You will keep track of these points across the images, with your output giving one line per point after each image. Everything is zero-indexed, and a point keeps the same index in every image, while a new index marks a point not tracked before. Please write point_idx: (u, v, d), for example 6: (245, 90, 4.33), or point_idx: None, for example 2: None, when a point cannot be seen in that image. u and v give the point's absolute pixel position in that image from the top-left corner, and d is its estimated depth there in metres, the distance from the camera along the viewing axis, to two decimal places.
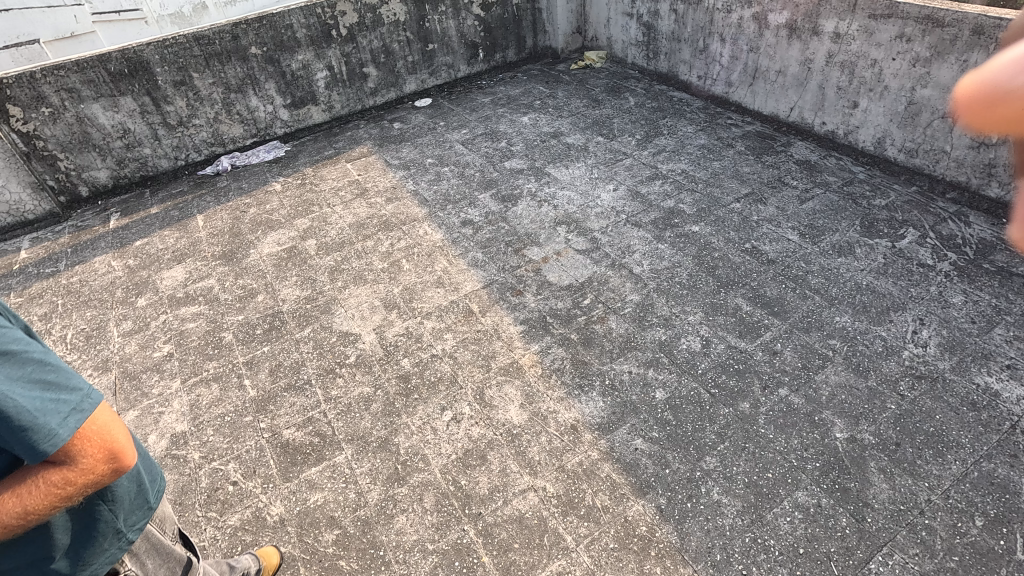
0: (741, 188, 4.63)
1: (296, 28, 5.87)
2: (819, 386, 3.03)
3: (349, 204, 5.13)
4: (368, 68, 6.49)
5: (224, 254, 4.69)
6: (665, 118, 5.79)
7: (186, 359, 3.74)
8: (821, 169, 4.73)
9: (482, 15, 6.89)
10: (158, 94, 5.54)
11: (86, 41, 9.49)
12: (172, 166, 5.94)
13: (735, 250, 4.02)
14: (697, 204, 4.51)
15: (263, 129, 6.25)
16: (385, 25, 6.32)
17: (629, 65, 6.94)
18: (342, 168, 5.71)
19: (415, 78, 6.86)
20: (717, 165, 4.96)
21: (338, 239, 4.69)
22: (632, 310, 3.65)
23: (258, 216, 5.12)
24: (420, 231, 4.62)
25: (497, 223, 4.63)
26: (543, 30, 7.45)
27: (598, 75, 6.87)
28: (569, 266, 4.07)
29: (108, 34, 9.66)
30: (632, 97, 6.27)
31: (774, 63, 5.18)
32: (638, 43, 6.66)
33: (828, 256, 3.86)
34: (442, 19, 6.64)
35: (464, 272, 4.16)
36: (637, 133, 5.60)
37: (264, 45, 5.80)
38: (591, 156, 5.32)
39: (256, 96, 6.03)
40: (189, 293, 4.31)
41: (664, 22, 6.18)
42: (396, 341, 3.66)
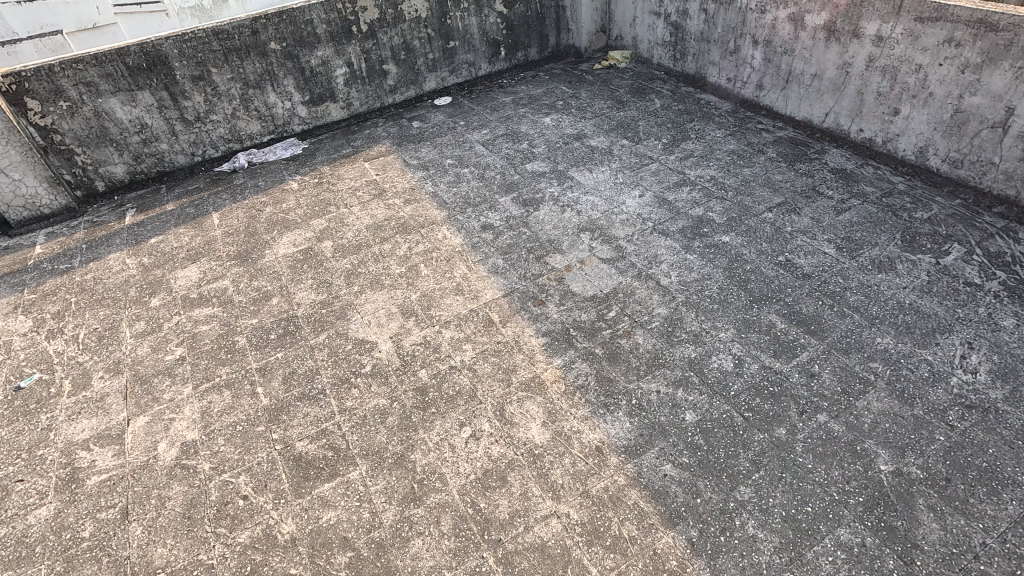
0: (773, 197, 4.44)
1: (317, 23, 5.76)
2: (861, 413, 2.85)
3: (366, 205, 5.01)
4: (388, 66, 6.37)
5: (239, 254, 4.60)
6: (692, 121, 5.60)
7: (198, 364, 3.64)
8: (858, 178, 4.53)
9: (505, 13, 6.74)
10: (176, 89, 5.46)
11: (109, 32, 9.50)
12: (189, 162, 5.87)
13: (768, 263, 3.84)
14: (727, 213, 4.33)
15: (281, 126, 6.15)
16: (406, 21, 6.19)
17: (655, 65, 6.75)
18: (360, 167, 5.60)
19: (435, 76, 6.73)
20: (747, 172, 4.77)
21: (355, 241, 4.57)
22: (659, 324, 3.50)
23: (274, 215, 5.02)
24: (439, 235, 4.50)
25: (518, 228, 4.48)
26: (567, 29, 7.28)
27: (622, 76, 6.69)
28: (593, 275, 3.92)
29: (130, 25, 9.66)
30: (658, 99, 6.09)
31: (809, 66, 4.97)
32: (664, 44, 6.47)
33: (867, 271, 3.66)
34: (464, 16, 6.51)
35: (484, 279, 4.02)
36: (664, 137, 5.42)
37: (284, 41, 5.70)
38: (616, 160, 5.16)
39: (275, 92, 5.93)
40: (202, 293, 4.22)
41: (693, 22, 5.99)
42: (413, 351, 3.53)
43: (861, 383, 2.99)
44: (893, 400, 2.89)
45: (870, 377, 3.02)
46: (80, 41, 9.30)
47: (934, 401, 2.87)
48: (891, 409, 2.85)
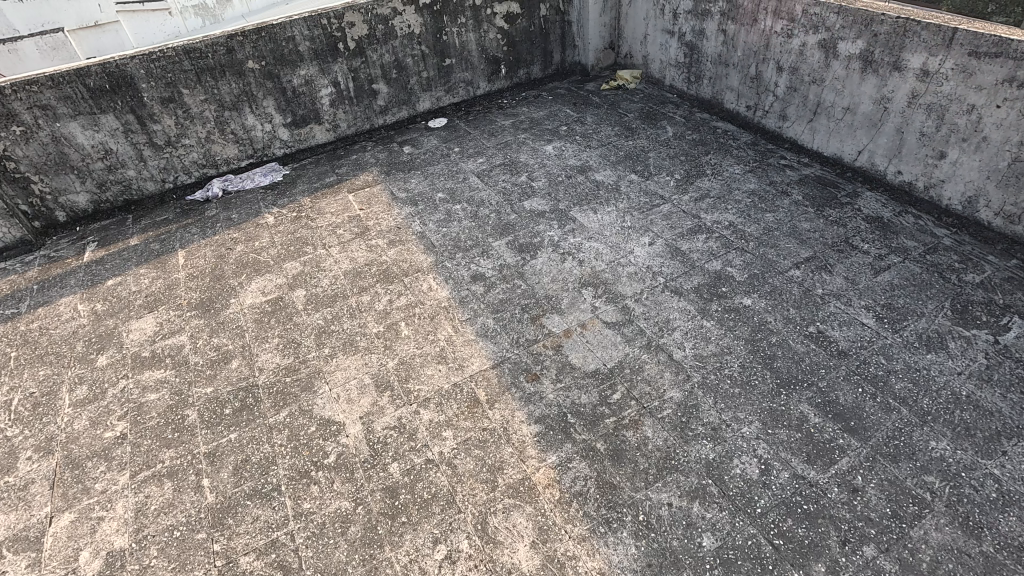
0: (800, 250, 3.94)
1: (299, 40, 5.29)
2: (917, 548, 2.35)
3: (346, 246, 4.54)
4: (377, 85, 5.90)
5: (201, 303, 4.13)
6: (708, 154, 5.10)
7: (140, 444, 3.17)
8: (896, 229, 4.02)
9: (506, 28, 6.25)
10: (143, 112, 4.99)
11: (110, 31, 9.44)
12: (159, 189, 5.40)
13: (798, 335, 3.34)
14: (749, 268, 3.84)
15: (260, 150, 5.69)
16: (397, 38, 5.72)
17: (667, 87, 6.25)
18: (343, 200, 5.12)
19: (429, 96, 6.25)
20: (771, 218, 4.27)
21: (331, 291, 4.10)
22: (671, 413, 3.00)
23: (244, 256, 4.55)
24: (424, 286, 4.02)
25: (513, 280, 3.99)
26: (573, 45, 6.78)
27: (631, 98, 6.19)
28: (596, 343, 3.43)
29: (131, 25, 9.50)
30: (670, 126, 5.58)
31: (841, 98, 4.46)
32: (678, 64, 5.97)
33: (914, 350, 3.16)
34: (461, 32, 6.02)
35: (471, 343, 3.54)
36: (676, 172, 4.92)
37: (263, 59, 5.23)
38: (624, 199, 4.66)
39: (253, 114, 5.46)
40: (155, 352, 3.75)
41: (710, 43, 5.48)
42: (384, 437, 3.05)
43: (915, 504, 2.49)
44: (956, 531, 2.39)
45: (925, 497, 2.51)
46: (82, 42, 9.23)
47: (1007, 533, 2.36)
48: (953, 544, 2.35)
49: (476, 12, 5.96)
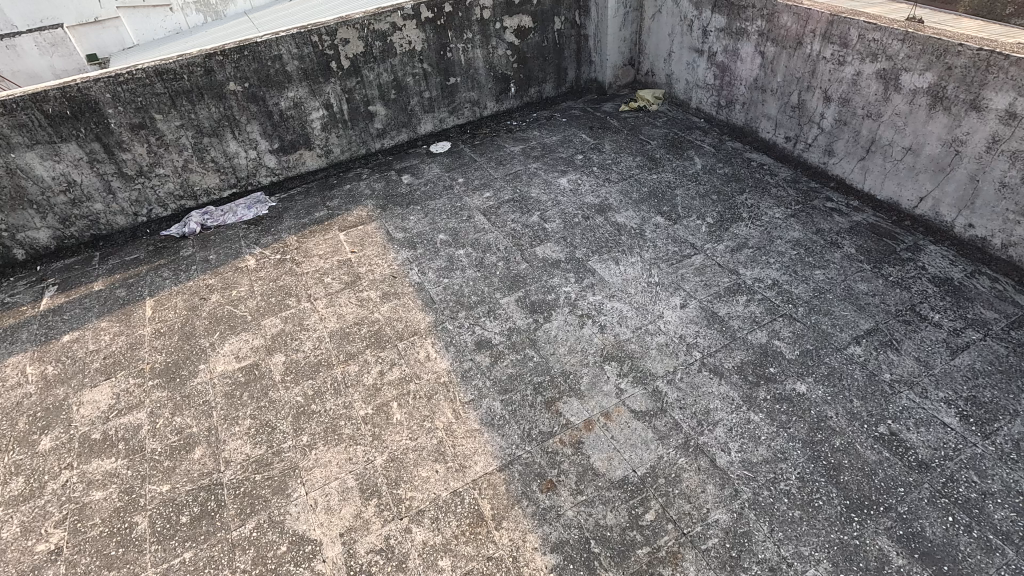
0: (859, 320, 3.37)
1: (286, 59, 4.76)
2: None
3: (334, 298, 4.01)
4: (375, 107, 5.35)
5: (166, 369, 3.60)
6: (743, 192, 4.54)
7: (76, 563, 2.64)
8: (970, 295, 3.45)
9: (517, 43, 5.69)
10: (111, 139, 4.46)
11: (110, 27, 9.95)
12: (130, 223, 4.87)
13: (867, 436, 2.78)
14: (799, 343, 3.28)
15: (244, 178, 5.15)
16: (396, 55, 5.17)
17: (693, 110, 5.68)
18: (334, 240, 4.58)
19: (432, 117, 5.70)
20: (821, 276, 3.71)
21: (314, 357, 3.57)
22: (719, 544, 2.45)
23: (219, 308, 4.02)
24: (420, 354, 3.49)
25: (523, 348, 3.45)
26: (589, 61, 6.22)
27: (654, 123, 5.62)
28: (622, 440, 2.89)
29: (131, 20, 10.06)
30: (699, 158, 5.02)
31: (901, 137, 3.89)
32: (706, 86, 5.41)
33: (1013, 466, 2.59)
34: (467, 48, 5.47)
35: (474, 434, 3.00)
36: (708, 215, 4.37)
37: (246, 80, 4.70)
38: (650, 247, 4.10)
39: (236, 141, 4.93)
40: (107, 434, 3.22)
41: (744, 66, 4.92)
42: (368, 564, 2.52)
43: None
44: None
45: None
46: (82, 36, 9.78)
47: None
48: None
49: (483, 27, 5.41)
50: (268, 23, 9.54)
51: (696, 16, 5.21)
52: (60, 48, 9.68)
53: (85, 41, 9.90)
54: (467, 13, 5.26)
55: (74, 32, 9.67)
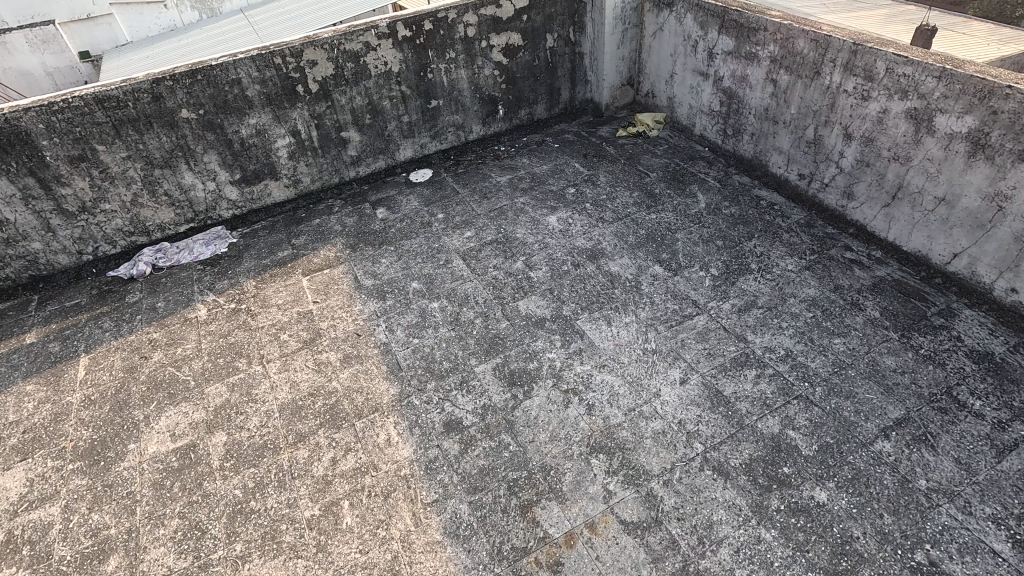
0: (887, 407, 2.91)
1: (247, 83, 4.30)
2: None
3: (289, 360, 3.56)
4: (347, 133, 4.89)
5: (91, 449, 3.14)
6: (751, 238, 4.08)
7: None
8: (1014, 376, 2.99)
9: (506, 63, 5.22)
10: (47, 174, 3.99)
11: (103, 24, 9.07)
12: (74, 263, 4.41)
13: (902, 568, 2.32)
14: (818, 435, 2.82)
15: (203, 212, 4.69)
16: (371, 77, 4.71)
17: (697, 137, 5.21)
18: (295, 287, 4.12)
19: (412, 143, 5.23)
20: (841, 347, 3.25)
21: (259, 438, 3.11)
22: None
23: (159, 371, 3.56)
24: (381, 439, 3.03)
25: (499, 433, 2.99)
26: (584, 80, 5.75)
27: (653, 152, 5.16)
28: (609, 563, 2.43)
29: (126, 17, 9.19)
30: (702, 195, 4.56)
31: (933, 185, 3.42)
32: (711, 113, 4.94)
33: None
34: (450, 68, 5.00)
35: (435, 548, 2.55)
36: (712, 265, 3.91)
37: (201, 107, 4.24)
38: (646, 305, 3.65)
39: (192, 172, 4.47)
40: (12, 536, 2.76)
41: (753, 94, 4.45)
42: None
43: None
44: None
45: None
46: (73, 33, 8.94)
47: None
48: None
49: (467, 45, 4.94)
50: (261, 23, 9.01)
51: (700, 36, 4.74)
52: (52, 45, 8.76)
53: (78, 39, 9.03)
54: (450, 31, 4.79)
55: (65, 30, 8.85)
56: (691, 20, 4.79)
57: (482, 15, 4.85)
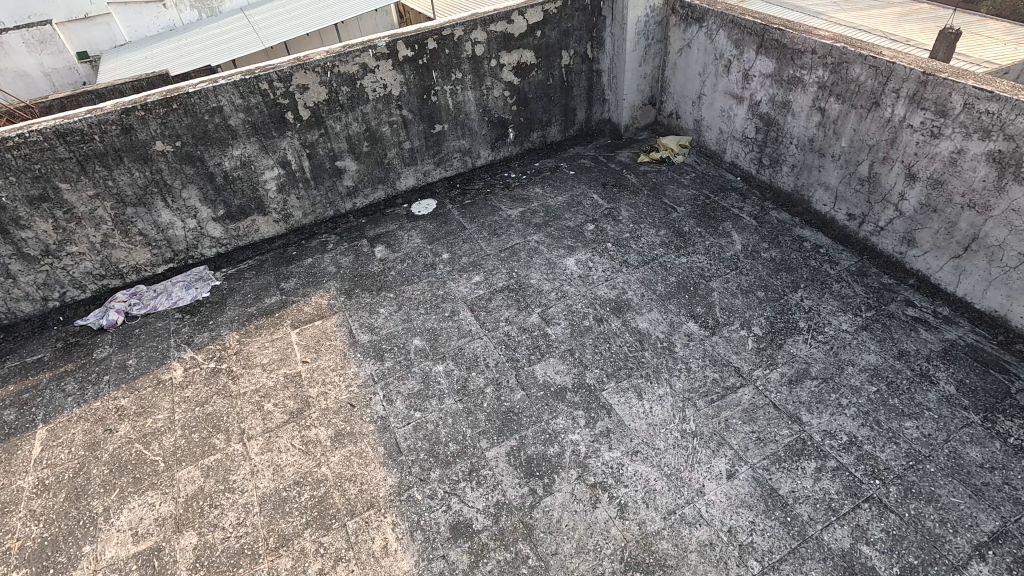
0: (978, 516, 2.45)
1: (229, 111, 3.84)
2: None
3: (274, 438, 3.10)
4: (343, 162, 4.44)
5: (40, 551, 2.69)
6: (796, 289, 3.62)
7: None
8: None
9: (517, 83, 4.75)
10: (4, 217, 3.54)
11: (101, 24, 8.42)
12: (39, 310, 3.97)
13: None
14: (899, 554, 2.35)
15: (183, 251, 4.24)
16: (368, 102, 4.25)
17: (727, 165, 4.74)
18: (283, 343, 3.67)
19: (414, 171, 4.77)
20: (913, 432, 2.78)
21: (235, 541, 2.66)
22: None
23: (125, 449, 3.11)
24: (376, 547, 2.57)
25: (516, 542, 2.53)
26: (602, 99, 5.27)
27: (679, 181, 4.69)
28: None
29: (124, 17, 8.54)
30: (737, 235, 4.09)
31: (1018, 239, 2.94)
32: (746, 140, 4.47)
33: None
34: (457, 90, 4.53)
35: None
36: (754, 322, 3.44)
37: (178, 139, 3.78)
38: (682, 373, 3.19)
39: (169, 209, 4.02)
40: None
41: (796, 122, 3.97)
42: None
43: None
44: None
45: None
46: (70, 34, 8.29)
47: None
48: None
49: (475, 65, 4.48)
50: (267, 20, 8.48)
51: (734, 56, 4.26)
52: (49, 46, 8.16)
53: (76, 39, 8.40)
54: (456, 50, 4.33)
55: (62, 29, 8.21)
56: (723, 37, 4.31)
57: (491, 32, 4.39)
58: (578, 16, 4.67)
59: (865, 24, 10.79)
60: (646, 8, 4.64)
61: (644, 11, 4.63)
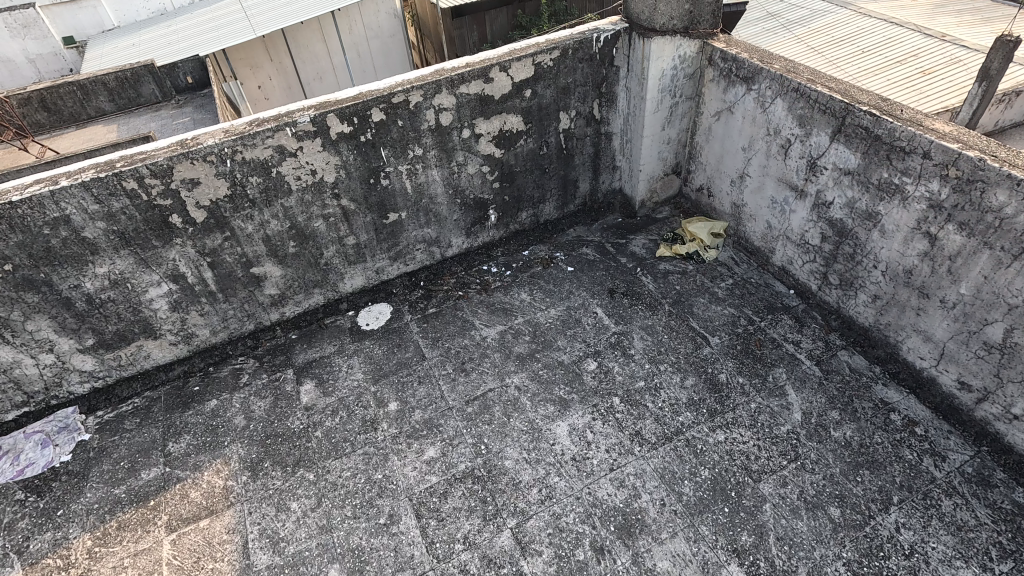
0: None
1: (84, 219, 2.72)
2: None
3: None
4: (262, 268, 3.32)
5: None
6: (889, 505, 2.48)
7: None
8: None
9: (500, 154, 3.58)
10: None
11: (87, 9, 7.67)
12: None
13: None
14: None
15: (41, 392, 3.14)
16: (292, 192, 3.11)
17: (776, 270, 3.57)
18: (149, 562, 2.57)
19: (363, 269, 3.65)
20: None
21: None
22: None
23: None
24: None
25: None
26: (611, 167, 4.10)
27: (711, 293, 3.54)
28: None
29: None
30: (794, 394, 2.95)
31: None
32: (806, 246, 3.29)
33: None
34: (417, 168, 3.38)
35: None
36: (830, 570, 2.31)
37: (7, 261, 2.66)
38: None
39: (12, 346, 2.91)
40: None
41: (887, 243, 2.79)
42: None
43: None
44: None
45: None
46: (57, 17, 7.66)
47: None
48: None
49: (440, 138, 3.32)
50: (257, 6, 7.13)
51: (797, 136, 3.08)
52: (33, 31, 7.61)
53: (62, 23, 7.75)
54: (413, 120, 3.17)
55: (47, 12, 7.61)
56: (781, 109, 3.12)
57: (463, 95, 3.22)
58: (581, 68, 3.47)
59: (900, 18, 9.33)
60: (674, 58, 3.46)
61: (670, 62, 3.45)
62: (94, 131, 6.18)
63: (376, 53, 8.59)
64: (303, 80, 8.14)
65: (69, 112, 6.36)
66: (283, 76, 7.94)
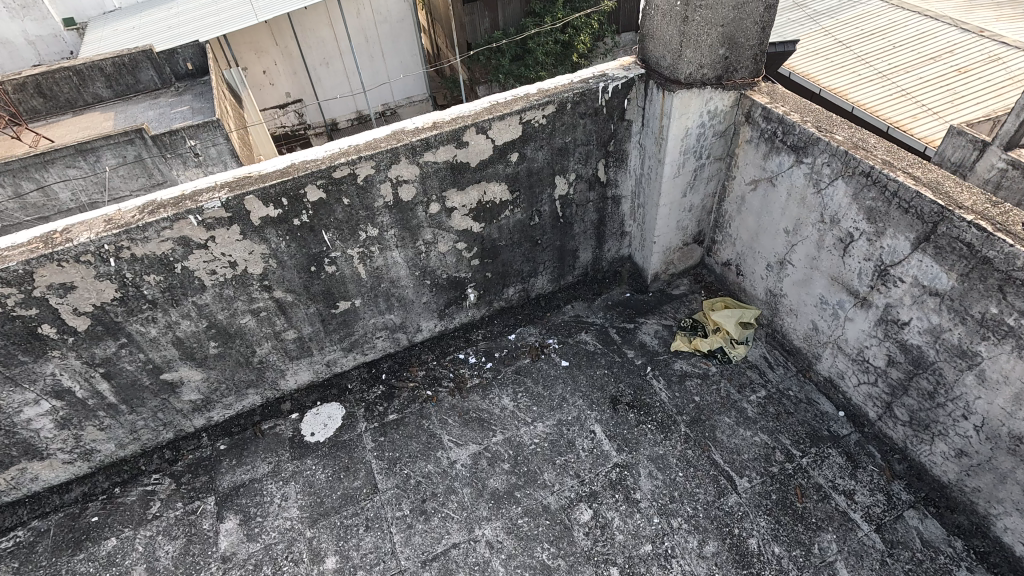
0: None
1: None
2: None
3: None
4: (176, 373, 2.65)
5: None
6: None
7: None
8: None
9: (480, 228, 2.87)
10: None
11: None
12: None
13: None
14: None
15: None
16: (207, 287, 2.43)
17: (821, 381, 2.85)
18: None
19: (309, 364, 2.98)
20: None
21: None
22: None
23: None
24: None
25: None
26: (620, 232, 3.37)
27: (739, 409, 2.83)
28: None
29: None
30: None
31: None
32: (859, 363, 2.59)
33: None
34: (372, 251, 2.67)
35: None
36: None
37: None
38: None
39: None
40: None
41: (987, 395, 2.07)
42: None
43: None
44: None
45: None
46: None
47: None
48: None
49: (401, 214, 2.61)
50: None
51: (863, 232, 2.34)
52: (31, 12, 6.63)
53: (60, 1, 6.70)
54: (363, 196, 2.47)
55: None
56: (841, 194, 2.38)
57: (428, 164, 2.50)
58: (583, 124, 2.74)
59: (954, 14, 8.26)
60: (702, 115, 2.71)
61: (695, 120, 2.71)
62: (89, 121, 5.31)
63: (385, 39, 7.51)
64: (310, 66, 7.30)
65: (66, 98, 5.47)
66: (289, 60, 7.15)
